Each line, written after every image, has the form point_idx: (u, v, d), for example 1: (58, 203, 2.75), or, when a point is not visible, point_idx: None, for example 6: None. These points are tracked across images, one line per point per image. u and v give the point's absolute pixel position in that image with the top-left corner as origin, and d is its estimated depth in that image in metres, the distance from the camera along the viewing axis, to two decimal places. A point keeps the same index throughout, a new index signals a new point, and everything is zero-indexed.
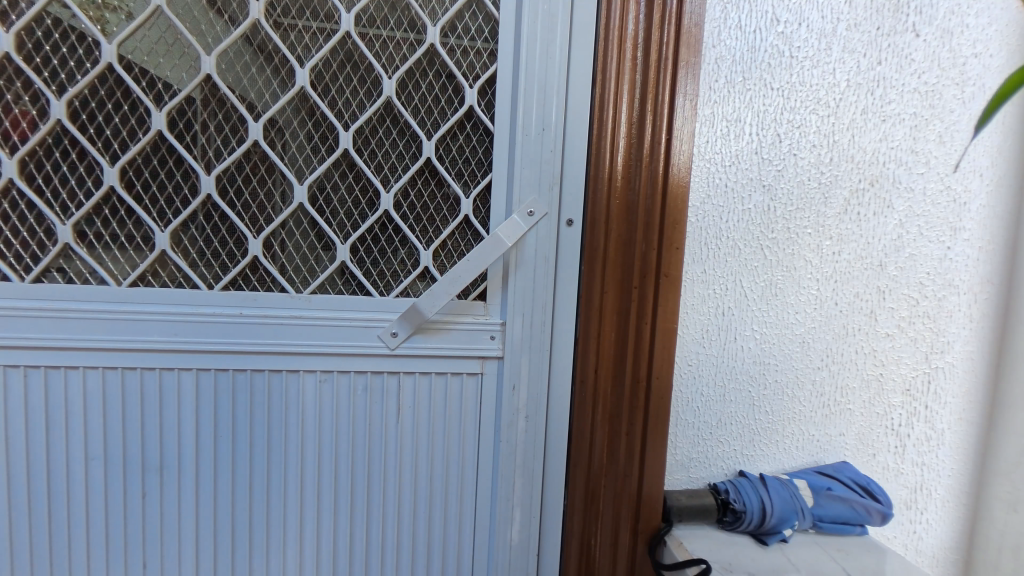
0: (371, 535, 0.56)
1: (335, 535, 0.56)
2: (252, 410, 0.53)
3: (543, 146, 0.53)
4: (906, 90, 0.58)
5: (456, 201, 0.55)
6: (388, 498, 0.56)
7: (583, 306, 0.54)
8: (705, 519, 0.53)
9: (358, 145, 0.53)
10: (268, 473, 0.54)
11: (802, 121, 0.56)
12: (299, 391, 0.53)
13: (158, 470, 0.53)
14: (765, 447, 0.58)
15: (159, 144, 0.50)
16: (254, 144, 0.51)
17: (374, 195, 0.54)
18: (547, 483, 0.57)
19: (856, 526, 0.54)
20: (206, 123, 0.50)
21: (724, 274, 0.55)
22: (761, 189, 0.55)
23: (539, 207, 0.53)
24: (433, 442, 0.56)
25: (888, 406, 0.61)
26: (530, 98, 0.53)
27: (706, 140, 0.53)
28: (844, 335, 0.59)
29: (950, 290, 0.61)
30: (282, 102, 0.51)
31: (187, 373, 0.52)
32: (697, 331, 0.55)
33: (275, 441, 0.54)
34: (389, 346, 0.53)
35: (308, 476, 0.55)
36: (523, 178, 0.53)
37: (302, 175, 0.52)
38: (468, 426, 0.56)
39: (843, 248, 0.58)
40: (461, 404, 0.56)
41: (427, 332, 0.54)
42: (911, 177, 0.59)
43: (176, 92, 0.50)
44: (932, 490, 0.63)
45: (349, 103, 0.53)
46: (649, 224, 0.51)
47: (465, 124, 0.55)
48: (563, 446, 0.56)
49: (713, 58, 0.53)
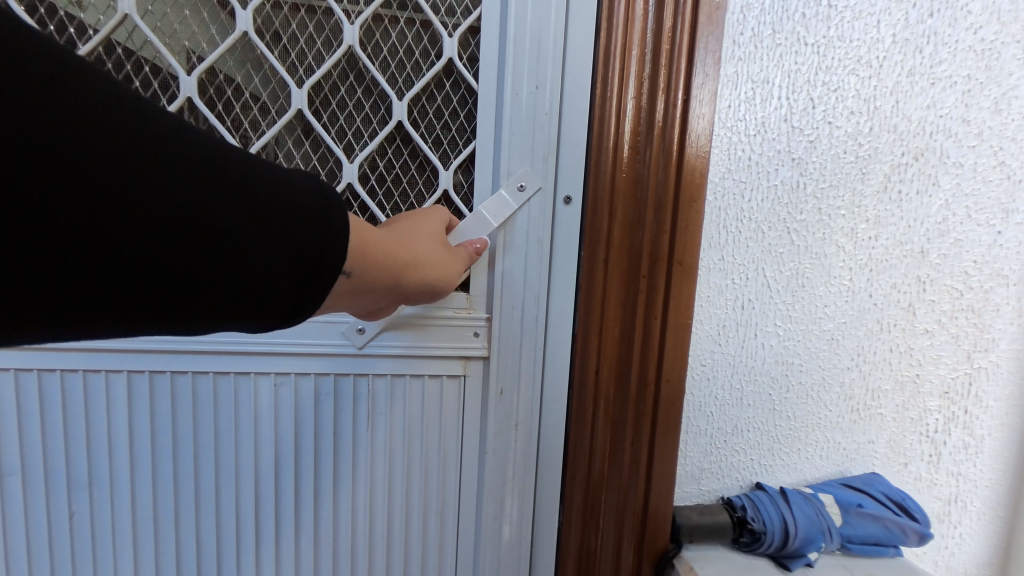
0: (340, 556, 0.51)
1: (299, 557, 0.50)
2: (197, 415, 0.47)
3: (536, 108, 0.45)
4: (959, 48, 0.50)
5: (435, 173, 0.48)
6: (356, 515, 0.50)
7: (583, 297, 0.46)
8: (720, 539, 0.47)
9: (316, 105, 0.46)
10: (218, 485, 0.49)
11: (839, 83, 0.48)
12: (253, 394, 0.48)
13: (86, 486, 0.48)
14: (786, 455, 0.52)
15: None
16: (187, 102, 0.45)
17: (336, 165, 0.47)
18: (538, 502, 0.51)
19: (889, 547, 0.48)
20: (129, 76, 0.44)
21: (746, 261, 0.48)
22: (790, 163, 0.48)
23: (532, 181, 0.46)
24: (409, 452, 0.49)
25: (924, 411, 0.54)
26: (520, 52, 0.45)
27: (729, 105, 0.46)
28: (878, 331, 0.52)
29: (998, 281, 0.54)
30: (219, 50, 0.44)
31: (116, 374, 0.46)
32: (713, 327, 0.48)
33: (225, 450, 0.48)
34: (355, 344, 0.47)
35: (268, 488, 0.49)
36: (512, 146, 0.46)
37: (248, 141, 0.46)
38: (448, 435, 0.50)
39: (880, 232, 0.51)
40: (443, 411, 0.49)
41: (399, 328, 0.47)
42: (961, 151, 0.51)
43: (90, 36, 0.43)
44: (967, 502, 0.57)
45: (304, 53, 0.45)
46: (662, 203, 0.43)
47: (445, 81, 0.47)
48: (558, 459, 0.50)
49: (740, 5, 0.45)
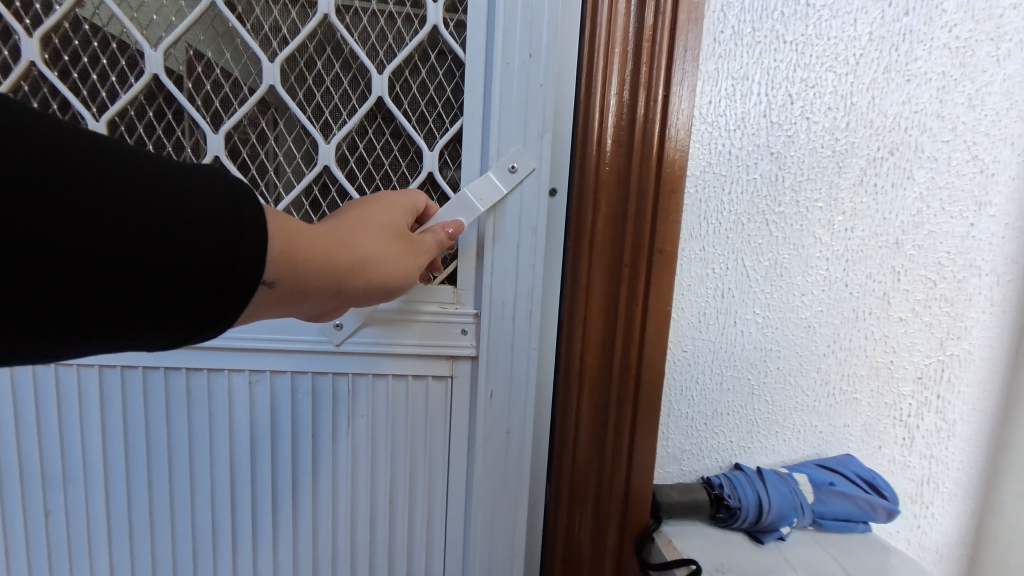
0: (318, 545, 0.55)
1: (295, 534, 0.55)
2: (168, 411, 0.52)
3: (529, 83, 0.47)
4: (935, 45, 0.52)
5: (413, 147, 0.52)
6: (337, 505, 0.54)
7: (569, 284, 0.48)
8: (698, 515, 0.49)
9: (292, 79, 0.51)
10: (192, 476, 0.54)
11: (817, 80, 0.50)
12: (223, 390, 0.52)
13: (61, 485, 0.54)
14: (764, 437, 0.54)
15: (34, 75, 0.50)
16: (154, 78, 0.50)
17: (316, 140, 0.52)
18: (524, 487, 0.52)
19: (859, 523, 0.50)
20: (98, 54, 0.50)
21: (726, 251, 0.50)
22: (769, 157, 0.50)
23: (524, 162, 0.48)
24: (390, 450, 0.53)
25: (897, 396, 0.56)
26: (512, 38, 0.47)
27: (710, 101, 0.48)
28: (854, 319, 0.54)
29: (971, 271, 0.56)
30: (187, 21, 0.49)
31: (87, 374, 0.52)
32: (693, 314, 0.50)
33: (197, 443, 0.53)
34: (335, 340, 0.50)
35: (244, 478, 0.54)
36: (502, 126, 0.48)
37: (224, 116, 0.51)
38: (434, 428, 0.52)
39: (857, 224, 0.53)
40: (427, 410, 0.52)
41: (378, 326, 0.50)
42: (935, 145, 0.53)
43: (54, 11, 0.49)
44: (939, 484, 0.59)
45: (281, 28, 0.50)
46: (643, 193, 0.45)
47: (429, 53, 0.51)
48: (546, 445, 0.53)
49: (720, 4, 0.47)
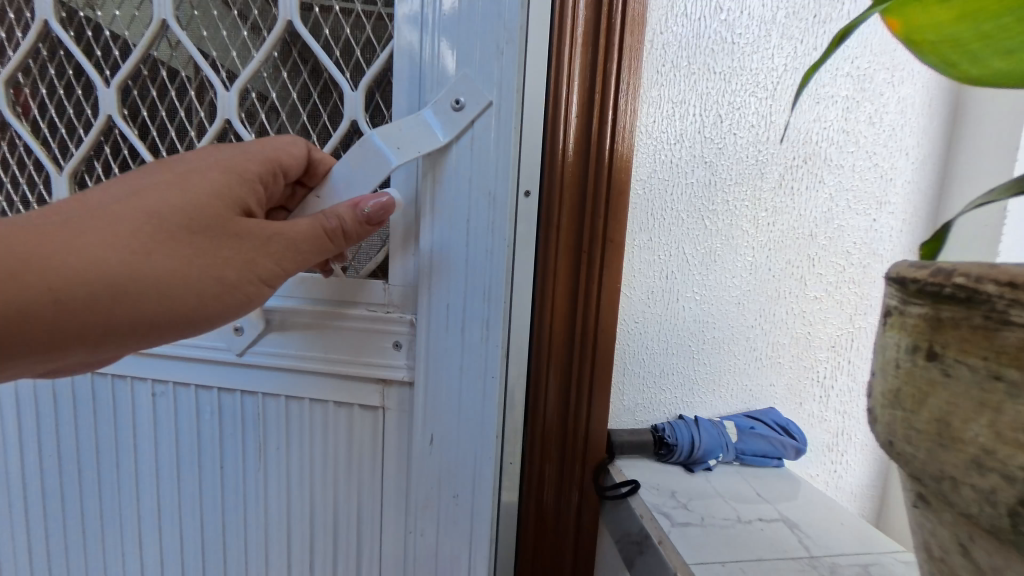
0: (244, 521, 0.69)
1: (260, 499, 0.68)
2: (120, 420, 0.70)
3: (497, 43, 0.55)
4: (840, 73, 0.64)
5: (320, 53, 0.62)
6: (255, 490, 0.68)
7: (540, 267, 0.59)
8: (644, 452, 0.61)
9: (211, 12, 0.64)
10: (140, 464, 0.71)
11: (742, 103, 0.62)
12: (160, 396, 0.69)
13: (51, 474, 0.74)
14: (703, 393, 0.66)
15: (108, 129, 0.68)
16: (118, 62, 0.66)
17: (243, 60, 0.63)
18: (476, 467, 0.61)
19: (774, 459, 0.62)
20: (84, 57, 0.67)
21: (669, 241, 0.62)
22: (703, 165, 0.62)
23: (475, 97, 0.56)
24: (291, 447, 0.66)
25: (814, 360, 0.69)
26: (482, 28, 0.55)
27: (653, 120, 0.60)
28: (776, 297, 0.66)
29: (874, 258, 0.68)
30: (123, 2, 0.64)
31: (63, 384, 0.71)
32: (642, 292, 0.62)
33: (145, 440, 0.70)
34: (238, 351, 0.64)
35: (183, 467, 0.69)
36: (474, 75, 0.55)
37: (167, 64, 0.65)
38: (348, 426, 0.64)
39: (777, 219, 0.65)
40: (333, 413, 0.64)
41: (290, 339, 0.64)
42: (842, 155, 0.65)
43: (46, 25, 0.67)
44: (852, 435, 0.71)
45: None
46: (598, 195, 0.57)
47: None
48: (521, 411, 0.62)
49: (660, 44, 0.59)
